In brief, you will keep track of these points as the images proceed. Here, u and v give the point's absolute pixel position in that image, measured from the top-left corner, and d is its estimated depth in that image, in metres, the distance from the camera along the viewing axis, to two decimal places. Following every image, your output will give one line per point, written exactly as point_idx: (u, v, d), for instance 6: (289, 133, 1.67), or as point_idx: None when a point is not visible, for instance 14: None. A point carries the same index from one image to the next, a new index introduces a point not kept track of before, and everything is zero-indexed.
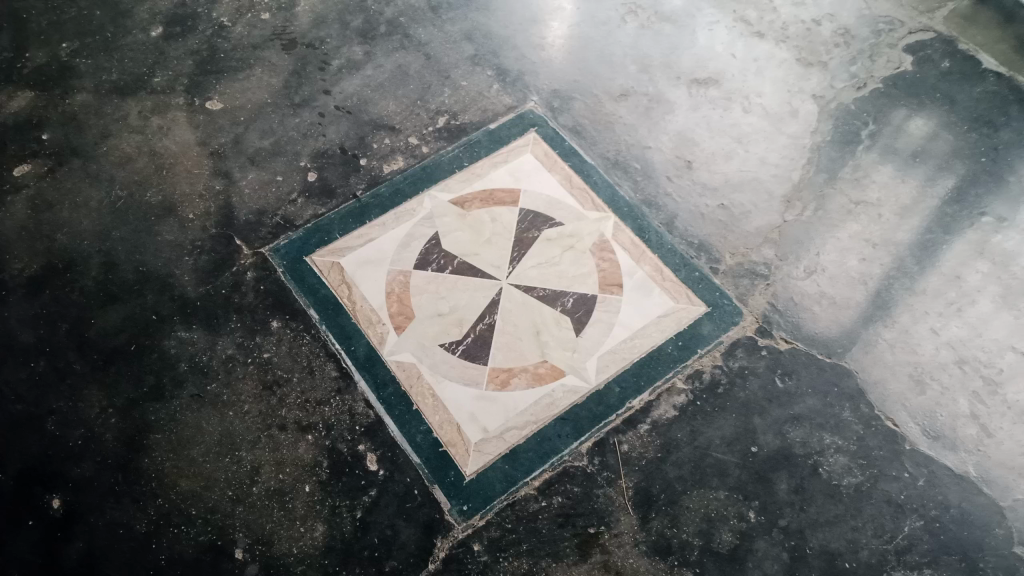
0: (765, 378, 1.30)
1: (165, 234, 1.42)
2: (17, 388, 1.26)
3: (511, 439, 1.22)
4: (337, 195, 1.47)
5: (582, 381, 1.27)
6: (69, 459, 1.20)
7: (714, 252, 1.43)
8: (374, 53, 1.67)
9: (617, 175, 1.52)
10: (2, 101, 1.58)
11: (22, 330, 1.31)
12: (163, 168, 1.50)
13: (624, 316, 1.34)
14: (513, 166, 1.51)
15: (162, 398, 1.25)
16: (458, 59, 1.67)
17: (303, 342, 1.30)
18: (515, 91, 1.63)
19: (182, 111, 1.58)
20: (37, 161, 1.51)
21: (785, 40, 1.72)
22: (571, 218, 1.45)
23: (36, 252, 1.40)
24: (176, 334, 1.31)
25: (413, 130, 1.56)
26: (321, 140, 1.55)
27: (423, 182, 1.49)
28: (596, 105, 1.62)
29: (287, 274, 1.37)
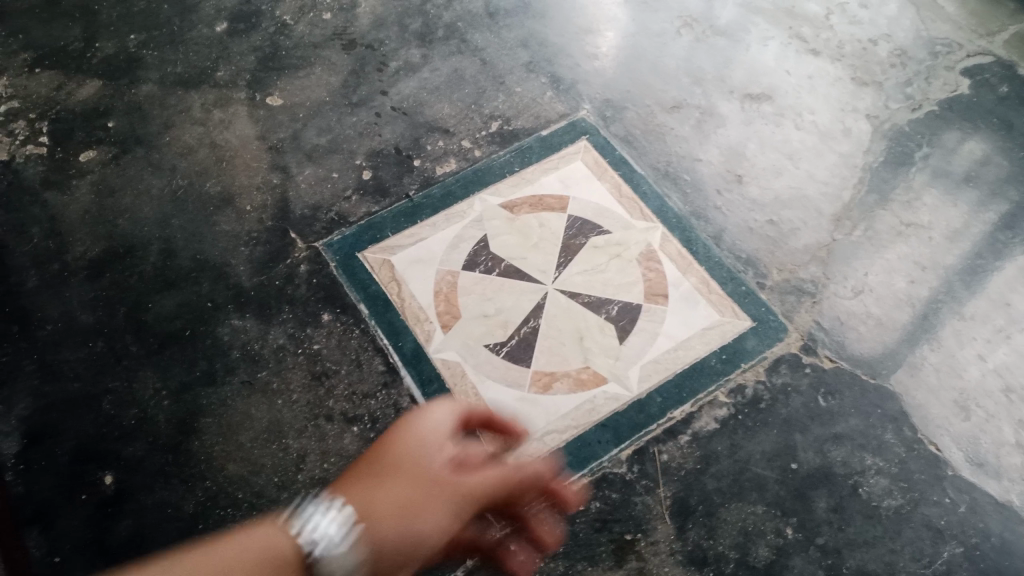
0: (807, 396, 1.29)
1: (223, 224, 1.46)
2: (76, 367, 1.30)
3: (552, 442, 1.23)
4: (390, 194, 1.50)
5: (623, 389, 1.28)
6: (123, 439, 1.24)
7: (761, 267, 1.44)
8: (431, 56, 1.70)
9: (666, 187, 1.53)
10: (72, 88, 1.64)
11: (83, 311, 1.36)
12: (223, 159, 1.54)
13: (669, 326, 1.35)
14: (564, 173, 1.53)
15: (214, 384, 1.29)
16: (513, 64, 1.69)
17: (352, 335, 1.33)
18: (568, 99, 1.64)
19: (243, 105, 1.62)
20: (102, 148, 1.56)
21: (841, 59, 1.72)
22: (619, 227, 1.46)
23: (99, 236, 1.45)
24: (229, 322, 1.35)
25: (466, 133, 1.59)
26: (376, 139, 1.58)
27: (474, 185, 1.51)
28: (648, 116, 1.63)
29: (338, 269, 1.41)
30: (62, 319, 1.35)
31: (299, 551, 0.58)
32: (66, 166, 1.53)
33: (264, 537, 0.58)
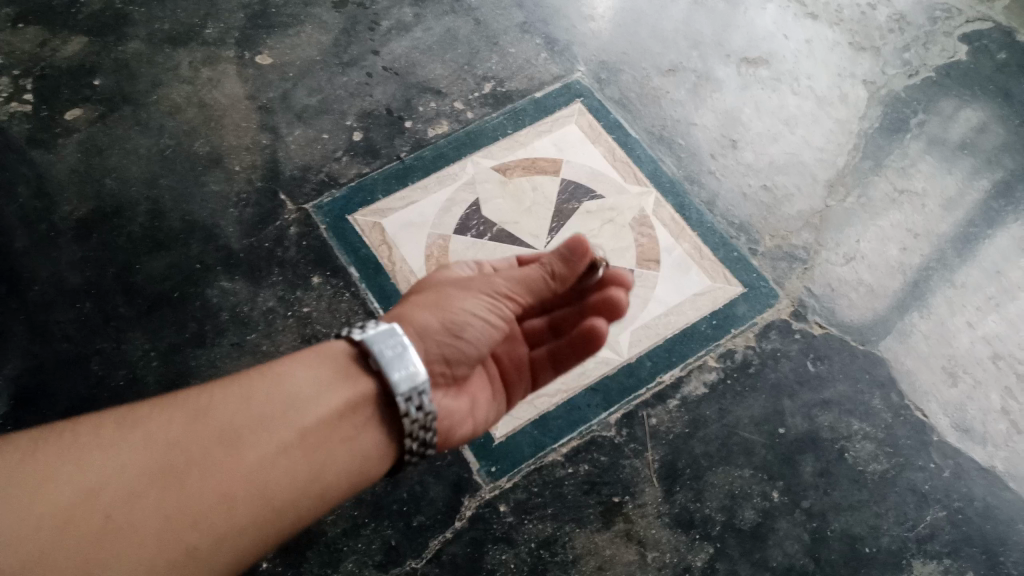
0: (797, 362, 1.30)
1: (212, 185, 1.45)
2: (65, 327, 1.30)
3: (542, 405, 1.24)
4: (381, 156, 1.49)
5: (613, 354, 1.29)
6: (113, 400, 1.24)
7: (754, 233, 1.43)
8: (424, 15, 1.67)
9: (660, 151, 1.52)
10: (57, 45, 1.61)
11: (71, 271, 1.35)
12: (212, 119, 1.52)
13: (660, 292, 1.35)
14: (557, 137, 1.51)
15: (204, 346, 1.28)
16: (507, 25, 1.67)
17: (342, 298, 1.33)
18: (563, 61, 1.62)
19: (232, 63, 1.59)
20: (89, 106, 1.53)
21: (839, 23, 1.69)
22: (613, 192, 1.45)
23: (86, 196, 1.43)
24: (218, 284, 1.34)
25: (459, 95, 1.57)
26: (368, 100, 1.56)
27: (466, 147, 1.49)
28: (644, 79, 1.61)
29: (328, 231, 1.40)
30: (50, 279, 1.34)
31: (344, 356, 0.91)
32: (52, 125, 1.51)
33: (317, 352, 0.91)
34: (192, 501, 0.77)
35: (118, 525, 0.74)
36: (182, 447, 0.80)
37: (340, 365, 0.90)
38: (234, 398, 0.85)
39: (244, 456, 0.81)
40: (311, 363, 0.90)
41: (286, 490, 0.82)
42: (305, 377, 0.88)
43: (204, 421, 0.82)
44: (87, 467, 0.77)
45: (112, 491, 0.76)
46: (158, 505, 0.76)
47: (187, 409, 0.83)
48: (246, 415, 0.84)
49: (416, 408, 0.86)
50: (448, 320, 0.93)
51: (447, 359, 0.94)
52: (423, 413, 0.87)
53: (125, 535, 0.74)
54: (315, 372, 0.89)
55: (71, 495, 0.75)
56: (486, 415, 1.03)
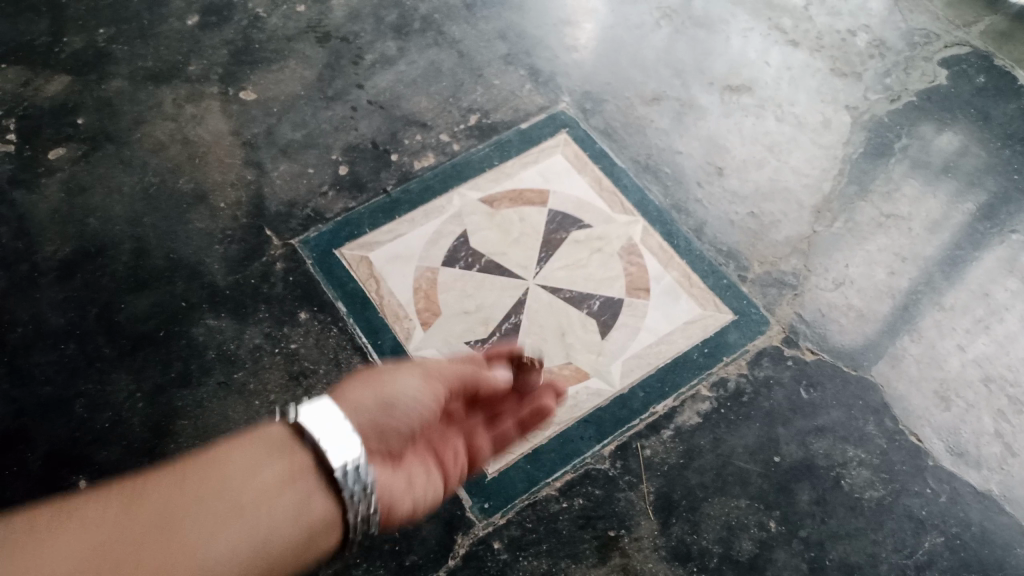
0: (790, 389, 1.29)
1: (196, 222, 1.43)
2: (47, 370, 1.27)
3: (534, 439, 1.22)
4: (367, 189, 1.48)
5: (605, 385, 1.27)
6: (97, 442, 1.21)
7: (742, 260, 1.43)
8: (408, 49, 1.68)
9: (646, 179, 1.52)
10: (39, 84, 1.60)
11: (53, 313, 1.33)
12: (196, 156, 1.51)
13: (650, 321, 1.34)
14: (543, 167, 1.51)
15: (189, 385, 1.26)
16: (491, 57, 1.67)
17: (330, 334, 1.31)
18: (547, 92, 1.63)
19: (216, 100, 1.59)
20: (71, 145, 1.52)
21: (820, 50, 1.71)
22: (600, 221, 1.45)
23: (69, 235, 1.41)
24: (204, 321, 1.32)
25: (444, 127, 1.57)
26: (353, 134, 1.55)
27: (452, 179, 1.49)
28: (628, 108, 1.62)
29: (315, 267, 1.38)
30: (32, 322, 1.32)
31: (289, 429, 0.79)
32: (34, 165, 1.49)
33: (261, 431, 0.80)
34: None
35: None
36: (112, 543, 0.65)
37: (285, 445, 0.78)
38: (170, 484, 0.70)
39: (183, 546, 0.66)
40: (255, 445, 0.78)
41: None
42: (250, 458, 0.76)
43: (137, 510, 0.68)
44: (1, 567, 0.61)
45: None
46: None
47: (117, 497, 0.69)
48: (182, 497, 0.70)
49: (355, 483, 0.77)
50: (381, 396, 0.88)
51: (381, 435, 0.87)
52: (360, 486, 0.77)
53: None
54: (250, 449, 0.77)
55: None
56: (429, 497, 0.90)
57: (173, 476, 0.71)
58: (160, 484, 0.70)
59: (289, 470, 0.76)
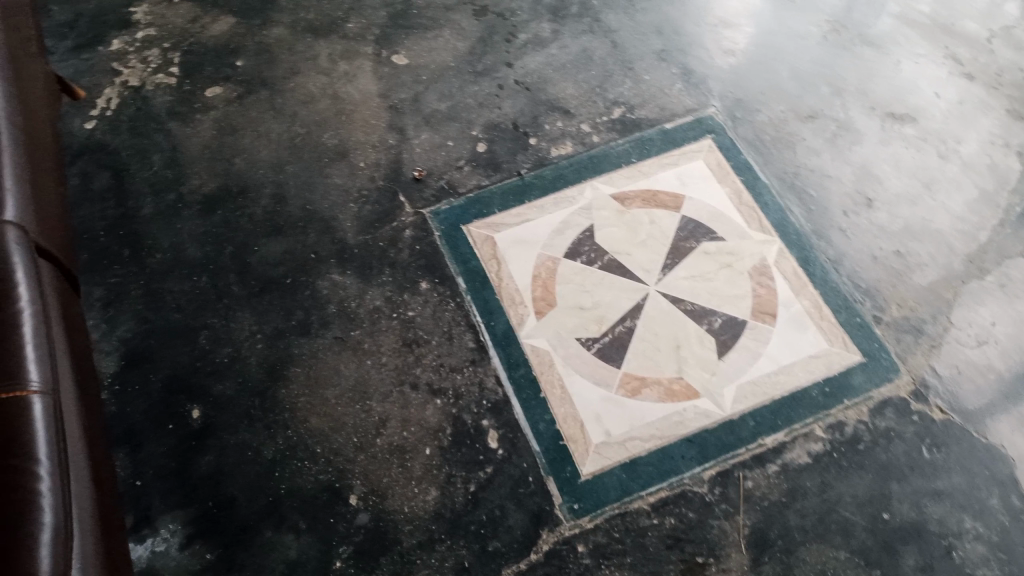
0: (910, 445, 1.22)
1: (335, 177, 1.46)
2: (178, 299, 1.33)
3: (634, 449, 1.20)
4: (502, 170, 1.47)
5: (715, 407, 1.23)
6: (214, 375, 1.26)
7: (879, 300, 1.35)
8: (562, 32, 1.64)
9: (789, 199, 1.44)
10: (207, 23, 1.66)
11: (191, 245, 1.39)
12: (343, 113, 1.53)
13: (772, 348, 1.29)
14: (682, 171, 1.46)
15: (308, 334, 1.30)
16: (645, 51, 1.62)
17: (447, 307, 1.32)
18: (698, 94, 1.56)
19: (369, 60, 1.60)
20: (228, 86, 1.57)
21: (998, 86, 1.59)
22: (734, 235, 1.39)
23: (215, 172, 1.47)
24: (330, 275, 1.35)
25: (587, 117, 1.53)
26: (496, 112, 1.54)
27: (587, 171, 1.47)
28: (780, 121, 1.53)
29: (441, 239, 1.39)
30: (171, 250, 1.38)
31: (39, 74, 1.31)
32: (192, 100, 1.56)
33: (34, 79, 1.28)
34: (43, 151, 1.20)
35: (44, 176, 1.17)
36: (42, 155, 1.19)
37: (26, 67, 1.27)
38: (34, 121, 1.21)
39: (47, 141, 1.23)
40: (32, 85, 1.26)
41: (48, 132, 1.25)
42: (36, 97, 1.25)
43: (36, 141, 1.18)
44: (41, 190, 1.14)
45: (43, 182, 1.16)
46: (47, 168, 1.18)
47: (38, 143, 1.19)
48: (35, 127, 1.20)
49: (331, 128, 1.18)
50: None
51: None
52: None
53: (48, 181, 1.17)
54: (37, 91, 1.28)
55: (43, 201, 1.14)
56: None
57: (35, 120, 1.21)
58: (35, 131, 1.20)
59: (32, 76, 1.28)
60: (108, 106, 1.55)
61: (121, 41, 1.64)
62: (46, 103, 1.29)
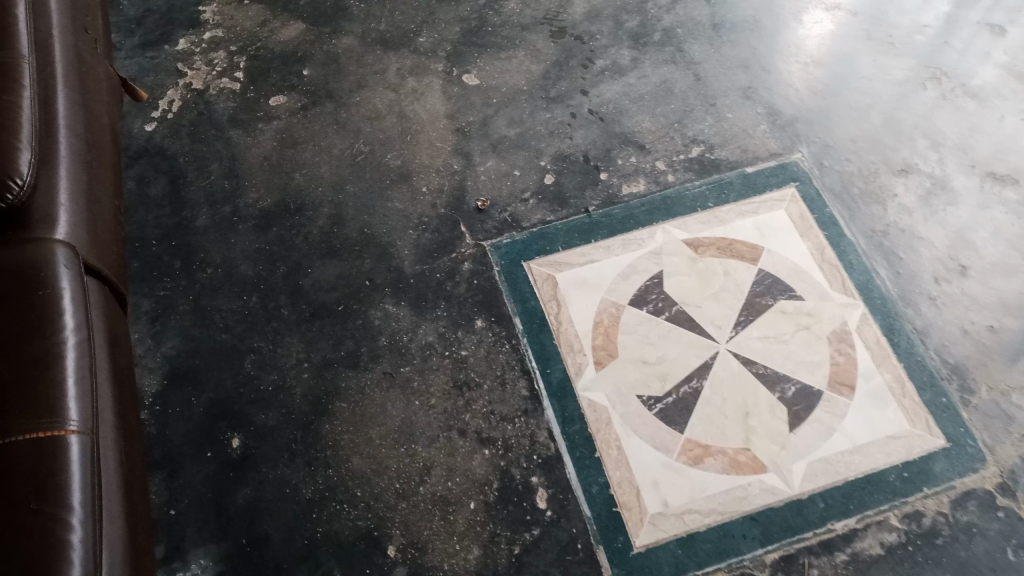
0: (994, 544, 1.11)
1: (395, 200, 1.40)
2: (226, 319, 1.29)
3: (692, 523, 1.12)
4: (569, 205, 1.40)
5: (782, 484, 1.15)
6: (257, 404, 1.22)
7: (968, 379, 1.23)
8: (642, 61, 1.56)
9: (875, 259, 1.34)
10: (276, 28, 1.62)
11: (243, 262, 1.34)
12: (408, 133, 1.48)
13: (849, 425, 1.19)
14: (761, 220, 1.37)
15: (356, 367, 1.24)
16: (729, 86, 1.53)
17: (502, 350, 1.26)
18: (783, 137, 1.47)
19: (439, 78, 1.54)
20: (293, 95, 1.53)
21: None
22: (814, 295, 1.30)
23: (273, 186, 1.42)
24: (383, 305, 1.30)
25: (663, 154, 1.45)
26: (567, 142, 1.46)
27: (659, 213, 1.38)
28: (870, 174, 1.43)
29: (500, 275, 1.33)
30: (223, 266, 1.34)
31: (104, 67, 1.28)
32: (256, 108, 1.51)
33: (99, 70, 1.25)
34: (102, 151, 1.15)
35: (102, 179, 1.12)
36: (102, 155, 1.15)
37: (93, 58, 1.24)
38: (96, 117, 1.17)
39: (107, 141, 1.19)
40: (98, 80, 1.23)
41: (108, 129, 1.21)
42: (99, 90, 1.22)
43: (96, 142, 1.14)
44: (99, 195, 1.10)
45: (100, 185, 1.11)
46: (106, 170, 1.14)
47: (99, 142, 1.15)
48: (97, 126, 1.16)
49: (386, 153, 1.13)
50: None
51: None
52: None
53: (105, 182, 1.13)
54: (102, 85, 1.25)
55: (102, 206, 1.10)
56: None
57: (96, 115, 1.18)
58: (96, 128, 1.16)
59: (97, 69, 1.25)
60: (170, 109, 1.51)
61: (188, 41, 1.60)
62: (108, 99, 1.25)
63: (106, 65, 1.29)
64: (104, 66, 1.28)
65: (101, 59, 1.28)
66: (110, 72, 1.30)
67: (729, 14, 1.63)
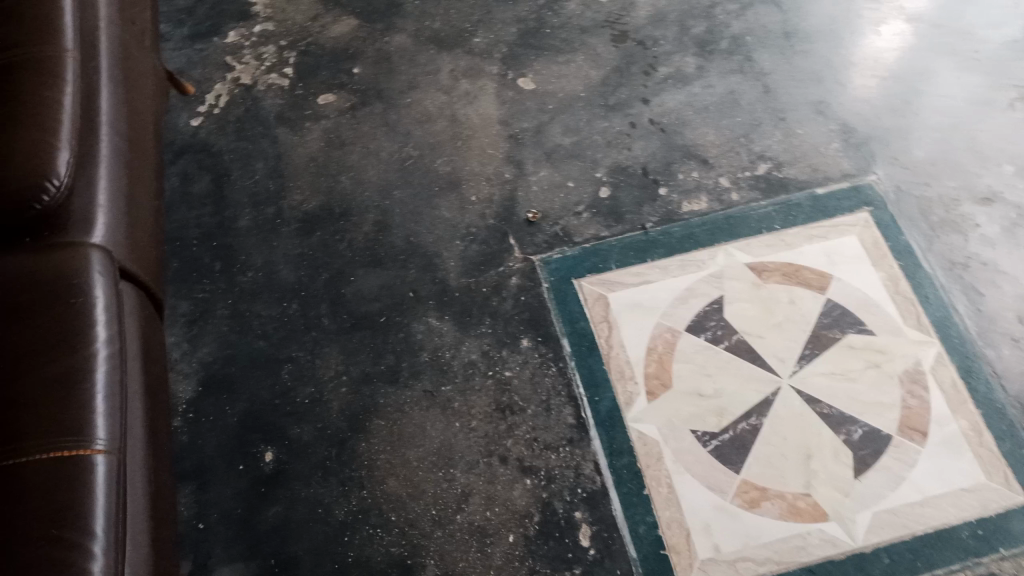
0: None
1: (443, 208, 1.34)
2: (265, 325, 1.25)
3: (744, 571, 1.04)
4: (625, 221, 1.32)
5: (844, 535, 1.07)
6: (293, 417, 1.17)
7: None
8: (707, 70, 1.48)
9: (954, 294, 1.25)
10: (328, 23, 1.57)
11: (284, 266, 1.30)
12: (459, 138, 1.42)
13: (919, 474, 1.11)
14: (831, 246, 1.29)
15: (396, 384, 1.19)
16: (800, 100, 1.44)
17: (548, 372, 1.19)
18: (857, 157, 1.38)
19: (493, 81, 1.48)
20: (342, 94, 1.48)
21: None
22: (886, 330, 1.21)
23: (318, 189, 1.37)
24: (426, 319, 1.24)
25: (727, 170, 1.37)
26: (625, 153, 1.39)
27: (721, 233, 1.30)
28: (951, 201, 1.33)
29: (549, 293, 1.26)
30: (264, 270, 1.30)
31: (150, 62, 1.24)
32: (303, 106, 1.47)
33: (145, 65, 1.21)
34: (145, 151, 1.11)
35: (143, 180, 1.08)
36: (144, 155, 1.11)
37: (139, 53, 1.20)
38: (140, 115, 1.13)
39: (150, 139, 1.15)
40: (144, 76, 1.19)
41: (152, 127, 1.17)
42: (144, 87, 1.18)
43: (138, 141, 1.10)
44: (138, 196, 1.06)
45: (141, 186, 1.07)
46: (147, 171, 1.10)
47: (141, 141, 1.11)
48: (140, 125, 1.12)
49: None
50: None
51: None
52: None
53: (145, 183, 1.09)
54: (148, 81, 1.21)
55: (141, 209, 1.06)
56: None
57: (140, 113, 1.14)
58: (140, 127, 1.12)
59: (143, 64, 1.21)
60: (217, 104, 1.48)
61: (238, 34, 1.56)
62: (153, 95, 1.21)
63: (152, 60, 1.25)
64: (150, 61, 1.24)
65: (147, 55, 1.24)
66: (156, 67, 1.26)
67: (802, 21, 1.54)
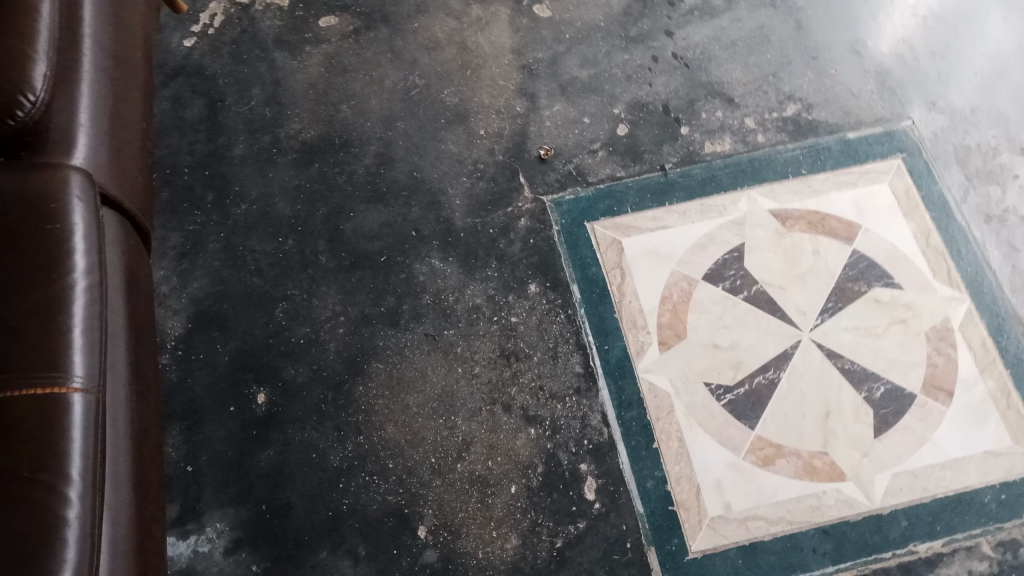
0: None
1: (449, 142, 1.26)
2: (259, 261, 1.18)
3: (756, 531, 1.01)
4: (643, 161, 1.25)
5: (861, 497, 1.02)
6: (288, 357, 1.12)
7: None
8: (736, 2, 1.38)
9: (990, 246, 1.19)
10: None
11: (280, 199, 1.23)
12: (468, 67, 1.33)
13: (942, 435, 1.06)
14: (861, 194, 1.21)
15: (396, 326, 1.13)
16: (834, 37, 1.34)
17: (556, 319, 1.13)
18: (892, 101, 1.29)
19: (506, 7, 1.38)
20: (345, 17, 1.38)
21: None
22: (914, 285, 1.15)
23: (318, 118, 1.29)
24: (429, 260, 1.18)
25: (753, 110, 1.28)
26: (645, 89, 1.30)
27: (744, 178, 1.23)
28: (990, 150, 1.26)
29: (561, 236, 1.19)
30: (259, 203, 1.22)
31: None
32: (303, 28, 1.37)
33: None
34: (134, 67, 1.02)
35: (131, 98, 1.00)
36: (133, 70, 1.02)
37: None
38: (130, 26, 1.04)
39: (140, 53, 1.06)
40: None
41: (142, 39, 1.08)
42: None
43: (128, 55, 1.01)
44: (125, 115, 0.98)
45: (129, 104, 0.99)
46: (136, 88, 1.02)
47: (131, 54, 1.02)
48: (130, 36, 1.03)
49: None
50: None
51: None
52: None
53: (133, 101, 1.01)
54: None
55: (128, 129, 0.98)
56: None
57: (131, 23, 1.04)
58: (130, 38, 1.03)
59: None
60: (212, 23, 1.37)
61: None
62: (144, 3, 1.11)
63: None
64: None
65: None
66: None
67: None
